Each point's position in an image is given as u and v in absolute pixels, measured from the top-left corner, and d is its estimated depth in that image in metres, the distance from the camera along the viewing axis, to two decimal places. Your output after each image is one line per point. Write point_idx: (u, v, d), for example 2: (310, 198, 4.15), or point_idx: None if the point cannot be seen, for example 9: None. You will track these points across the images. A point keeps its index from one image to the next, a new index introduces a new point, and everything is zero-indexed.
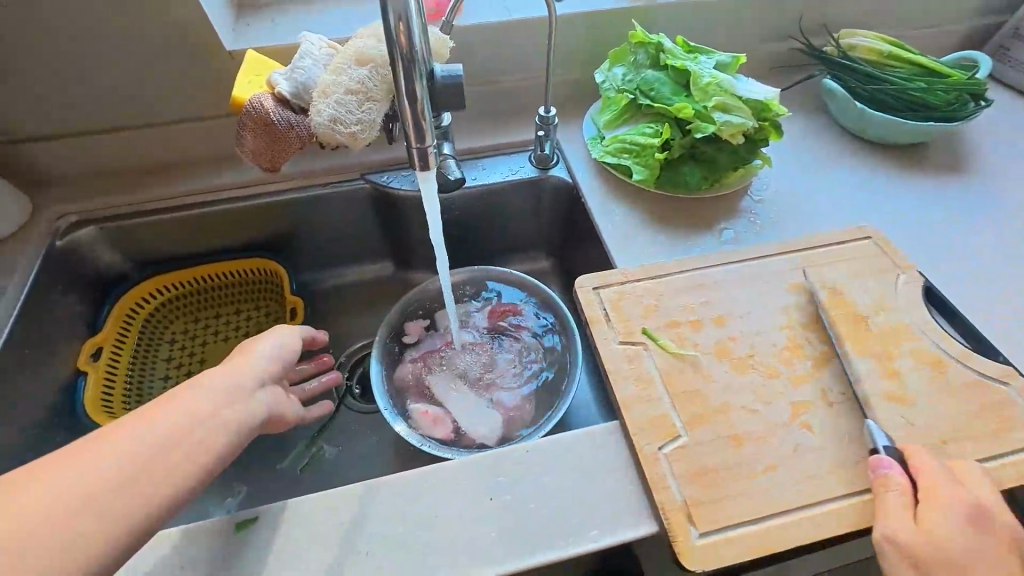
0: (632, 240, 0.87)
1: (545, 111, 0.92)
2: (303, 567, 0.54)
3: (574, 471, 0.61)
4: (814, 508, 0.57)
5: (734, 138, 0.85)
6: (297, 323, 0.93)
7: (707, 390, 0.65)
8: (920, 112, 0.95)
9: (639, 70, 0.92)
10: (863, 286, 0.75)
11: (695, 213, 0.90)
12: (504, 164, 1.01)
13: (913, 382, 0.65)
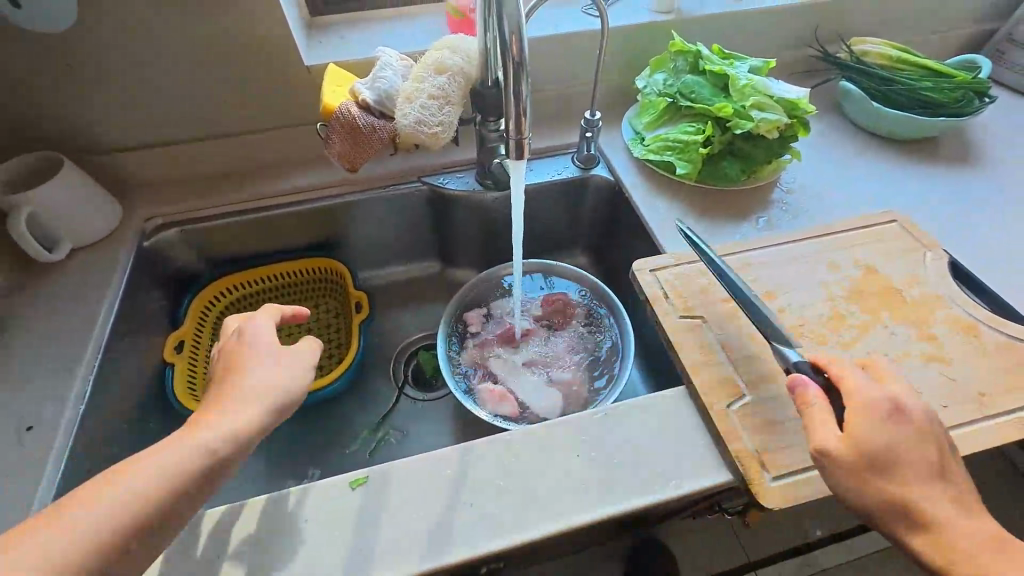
0: (674, 230, 0.92)
1: (590, 115, 1.00)
2: (416, 514, 0.61)
3: (640, 433, 0.66)
4: None
5: (771, 134, 0.89)
6: (361, 315, 1.04)
7: (762, 354, 0.70)
8: (933, 110, 1.03)
9: (676, 74, 0.97)
10: (895, 263, 0.81)
11: (737, 204, 0.95)
12: (549, 165, 1.08)
13: (949, 344, 0.70)
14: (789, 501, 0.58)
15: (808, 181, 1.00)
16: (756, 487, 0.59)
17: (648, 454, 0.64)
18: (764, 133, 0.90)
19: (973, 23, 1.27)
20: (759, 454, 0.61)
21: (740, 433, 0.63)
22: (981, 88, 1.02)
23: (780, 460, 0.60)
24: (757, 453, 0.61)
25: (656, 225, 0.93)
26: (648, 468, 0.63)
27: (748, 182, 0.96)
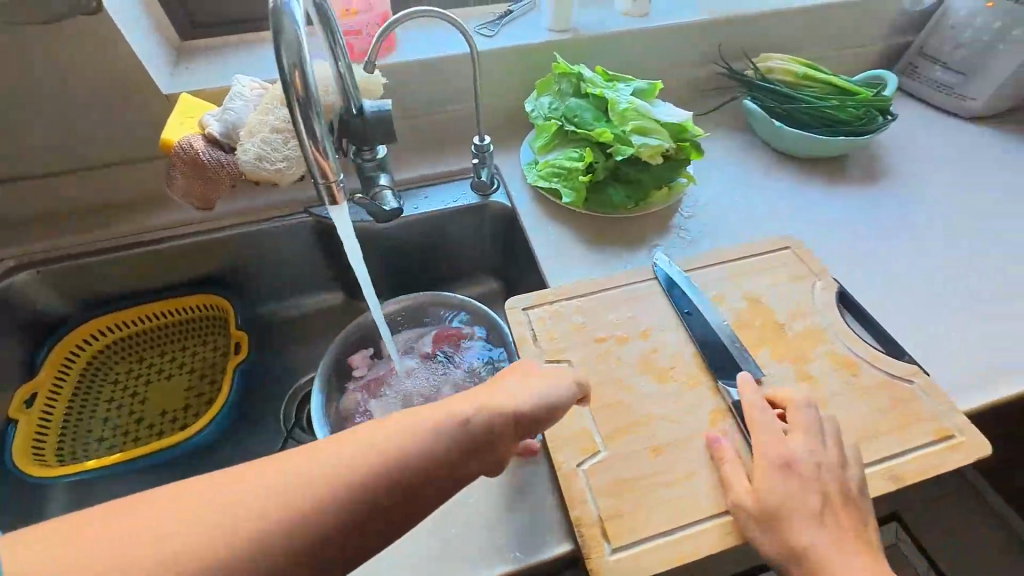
0: (559, 261, 0.87)
1: (479, 140, 0.94)
2: None
3: (473, 502, 0.62)
4: (722, 516, 0.56)
5: (653, 159, 0.86)
6: (240, 356, 0.96)
7: (627, 400, 0.65)
8: (837, 130, 1.00)
9: (561, 98, 0.94)
10: (781, 294, 0.77)
11: (632, 234, 0.91)
12: (444, 193, 1.02)
13: (826, 383, 0.66)
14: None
15: (709, 204, 0.95)
16: (592, 561, 0.53)
17: (492, 521, 0.60)
18: (648, 158, 0.87)
19: (887, 36, 1.25)
20: (602, 521, 0.55)
21: (587, 496, 0.57)
22: (883, 106, 1.00)
23: (624, 527, 0.55)
24: (600, 518, 0.56)
25: (544, 255, 0.87)
26: (490, 536, 0.59)
27: (639, 209, 0.92)
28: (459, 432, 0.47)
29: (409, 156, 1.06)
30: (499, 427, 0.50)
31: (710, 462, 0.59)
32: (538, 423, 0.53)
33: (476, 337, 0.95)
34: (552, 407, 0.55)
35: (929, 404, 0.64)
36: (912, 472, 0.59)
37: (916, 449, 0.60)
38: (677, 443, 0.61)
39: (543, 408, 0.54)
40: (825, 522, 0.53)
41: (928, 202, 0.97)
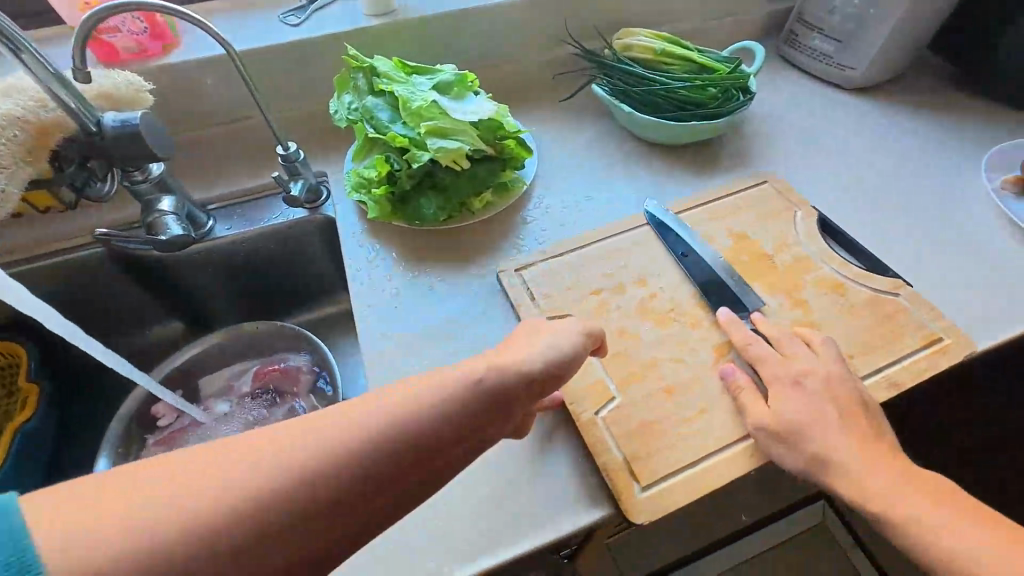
0: (427, 288, 0.75)
1: (283, 146, 0.80)
2: None
3: (476, 493, 0.56)
4: (740, 443, 0.56)
5: (456, 164, 0.75)
6: (21, 417, 0.75)
7: (632, 348, 0.64)
8: (677, 114, 0.87)
9: (360, 95, 0.80)
10: (766, 228, 0.77)
11: (464, 236, 0.81)
12: (254, 215, 0.87)
13: (818, 307, 0.67)
14: (658, 514, 0.52)
15: (552, 205, 0.84)
16: (625, 503, 0.53)
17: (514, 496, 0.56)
18: (450, 162, 0.76)
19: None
20: (628, 463, 0.55)
21: (609, 442, 0.57)
22: (732, 82, 0.87)
23: (650, 466, 0.55)
24: (625, 462, 0.55)
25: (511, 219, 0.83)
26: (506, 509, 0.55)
27: (458, 217, 0.82)
28: (480, 393, 0.46)
29: (219, 167, 0.91)
30: (519, 383, 0.49)
31: (720, 395, 0.59)
32: (551, 382, 0.52)
33: (306, 368, 0.87)
34: (564, 361, 0.53)
35: (915, 314, 0.66)
36: (909, 376, 0.61)
37: (909, 355, 0.62)
38: (686, 383, 0.61)
39: (555, 366, 0.52)
40: (847, 433, 0.53)
41: (890, 115, 0.96)
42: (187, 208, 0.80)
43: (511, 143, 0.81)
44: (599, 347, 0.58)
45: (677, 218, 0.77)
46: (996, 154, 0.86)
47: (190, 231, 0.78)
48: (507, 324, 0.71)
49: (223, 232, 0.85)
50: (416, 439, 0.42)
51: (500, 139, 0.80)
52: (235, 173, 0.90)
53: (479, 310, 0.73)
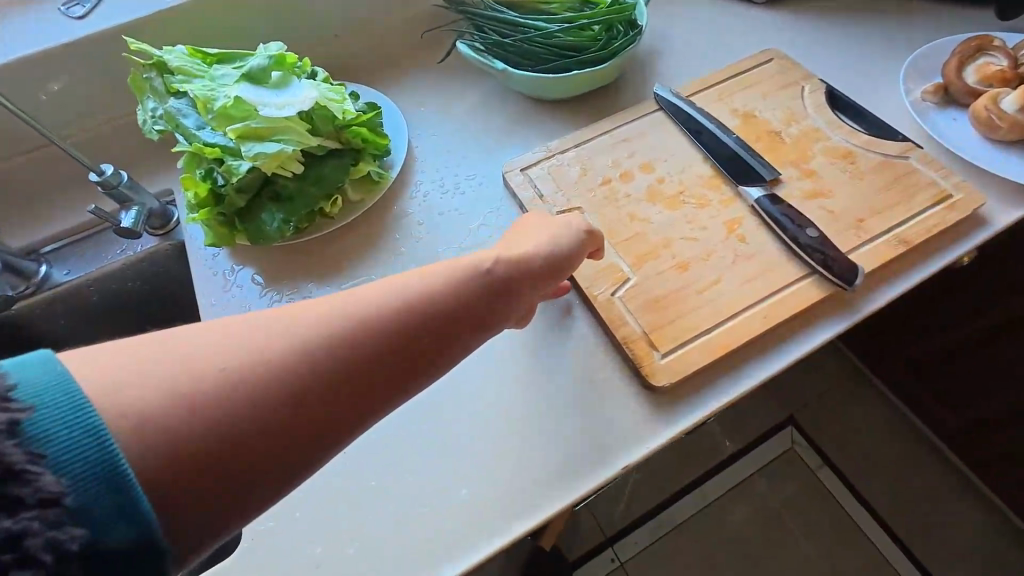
0: (419, 211, 0.77)
1: (98, 173, 0.75)
2: (364, 544, 0.50)
3: (567, 420, 0.55)
4: (762, 302, 0.57)
5: (279, 169, 0.68)
6: None
7: (645, 231, 0.64)
8: (572, 62, 0.78)
9: (161, 98, 0.73)
10: (772, 104, 0.73)
11: (348, 243, 0.75)
12: (99, 253, 0.88)
13: (829, 176, 0.65)
14: (681, 373, 0.54)
15: (429, 193, 0.78)
16: (646, 367, 0.55)
17: (603, 414, 0.55)
18: (279, 169, 0.69)
19: None
20: (646, 334, 0.56)
21: (627, 317, 0.57)
22: (618, 18, 0.78)
23: (669, 334, 0.56)
24: (644, 333, 0.56)
25: (495, 137, 0.82)
26: (600, 427, 0.54)
27: (314, 225, 0.75)
28: (493, 278, 0.47)
29: (31, 211, 0.84)
30: (529, 272, 0.50)
31: (732, 264, 0.60)
32: (560, 273, 0.53)
33: None
34: (570, 251, 0.53)
35: (925, 174, 0.65)
36: (922, 232, 0.61)
37: (920, 212, 0.62)
38: (700, 257, 0.61)
39: (554, 256, 0.52)
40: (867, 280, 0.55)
41: None
42: (7, 260, 0.79)
43: (359, 134, 0.73)
44: (598, 250, 0.58)
45: (685, 99, 0.75)
46: (923, 56, 0.75)
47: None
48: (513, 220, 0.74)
49: (61, 277, 0.85)
50: (433, 312, 0.42)
51: (342, 129, 0.73)
52: (76, 203, 0.84)
53: (490, 209, 0.75)
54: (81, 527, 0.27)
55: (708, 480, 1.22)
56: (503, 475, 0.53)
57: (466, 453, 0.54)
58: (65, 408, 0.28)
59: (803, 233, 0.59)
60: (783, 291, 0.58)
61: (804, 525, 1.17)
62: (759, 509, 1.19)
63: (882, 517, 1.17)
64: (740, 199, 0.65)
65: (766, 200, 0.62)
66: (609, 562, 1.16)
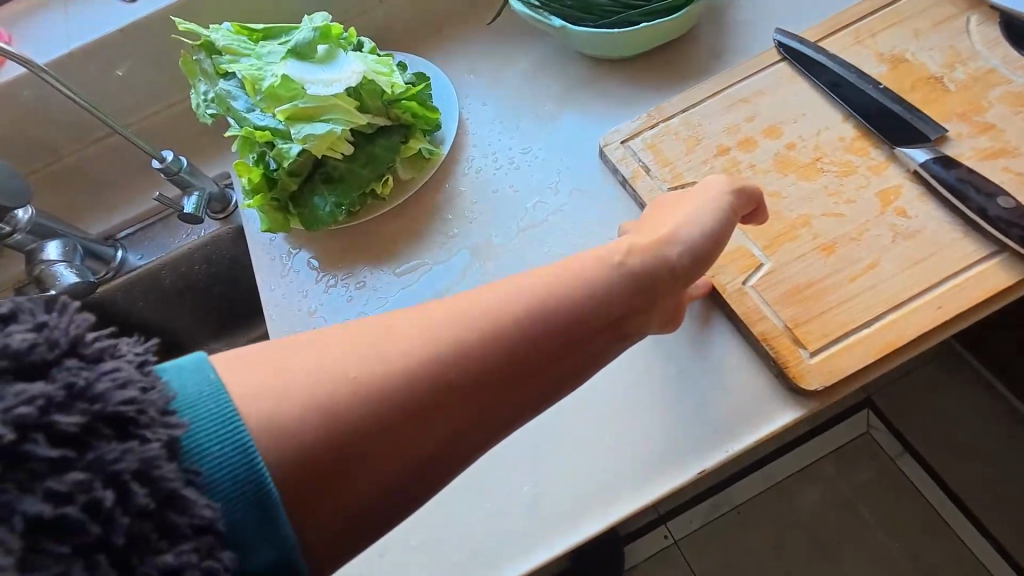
0: (472, 186, 0.71)
1: (160, 160, 0.76)
2: (471, 519, 0.51)
3: (679, 410, 0.52)
4: (932, 291, 0.49)
5: (330, 152, 0.65)
6: None
7: (778, 206, 0.56)
8: (640, 14, 0.68)
9: (212, 81, 0.71)
10: (930, 43, 0.61)
11: (407, 221, 0.71)
12: (166, 238, 0.89)
13: (1011, 130, 0.54)
14: (833, 376, 0.48)
15: (483, 167, 0.72)
16: (792, 368, 0.49)
17: (720, 408, 0.51)
18: (330, 150, 0.66)
19: None
20: (789, 329, 0.50)
21: (765, 309, 0.52)
22: None
23: (819, 330, 0.50)
24: (787, 327, 0.51)
25: (552, 103, 0.74)
26: (715, 420, 0.51)
27: (366, 208, 0.71)
28: (629, 269, 0.42)
29: (105, 198, 0.88)
30: (669, 265, 0.44)
31: (892, 245, 0.52)
32: (705, 260, 0.46)
33: None
34: (720, 232, 0.47)
35: None
36: None
37: None
38: (849, 236, 0.53)
39: (703, 242, 0.46)
40: None
41: None
42: (83, 244, 0.81)
43: (412, 111, 0.70)
44: (757, 207, 0.51)
45: (812, 43, 0.64)
46: None
47: (86, 275, 0.80)
48: (603, 181, 0.67)
49: (136, 262, 0.87)
50: (539, 326, 0.37)
51: (390, 104, 0.69)
52: (144, 187, 0.88)
53: (593, 216, 0.65)
54: (229, 549, 0.27)
55: (775, 461, 1.13)
56: (582, 474, 0.51)
57: (546, 442, 0.53)
58: (215, 421, 0.29)
59: (993, 203, 0.50)
60: (960, 273, 0.50)
61: (879, 515, 1.07)
62: (828, 494, 1.10)
63: (976, 515, 1.04)
64: (897, 161, 0.56)
65: (936, 163, 0.53)
66: (661, 538, 1.11)
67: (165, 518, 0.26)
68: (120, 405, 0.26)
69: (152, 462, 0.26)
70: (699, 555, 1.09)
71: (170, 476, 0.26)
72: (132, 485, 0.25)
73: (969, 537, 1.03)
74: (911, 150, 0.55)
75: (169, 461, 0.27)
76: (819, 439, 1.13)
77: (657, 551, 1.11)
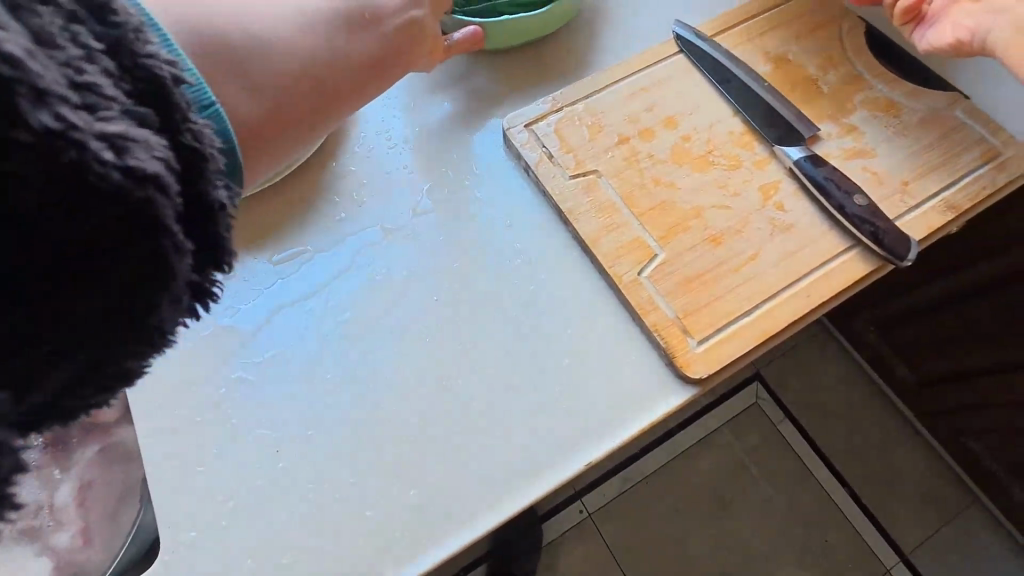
0: (363, 165, 0.63)
1: None
2: (357, 524, 0.48)
3: (573, 401, 0.51)
4: (803, 280, 0.53)
5: None
6: None
7: (674, 197, 0.57)
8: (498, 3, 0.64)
9: None
10: (809, 46, 0.65)
11: (286, 199, 0.61)
12: None
13: (871, 133, 0.60)
14: (717, 363, 0.50)
15: (373, 146, 0.64)
16: (680, 358, 0.51)
17: (610, 394, 0.52)
18: None
19: None
20: (679, 319, 0.52)
21: (658, 300, 0.53)
22: None
23: (705, 319, 0.52)
24: (678, 318, 0.52)
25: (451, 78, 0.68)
26: (604, 403, 0.51)
27: None
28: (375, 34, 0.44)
29: None
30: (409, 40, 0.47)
31: (772, 236, 0.55)
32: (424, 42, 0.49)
33: None
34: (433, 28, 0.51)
35: (969, 129, 0.60)
36: (966, 198, 0.57)
37: (963, 177, 0.58)
38: (734, 229, 0.55)
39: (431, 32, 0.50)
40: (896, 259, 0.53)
41: None
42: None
43: None
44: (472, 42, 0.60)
45: (707, 37, 0.65)
46: None
47: None
48: (509, 164, 0.63)
49: None
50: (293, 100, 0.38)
51: None
52: None
53: (502, 204, 0.60)
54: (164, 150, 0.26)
55: (676, 434, 1.21)
56: (463, 476, 0.49)
57: (425, 449, 0.50)
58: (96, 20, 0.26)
59: (850, 200, 0.54)
60: (825, 264, 0.54)
61: (763, 472, 1.19)
62: (719, 461, 1.20)
63: (834, 470, 1.19)
64: (776, 158, 0.59)
65: (808, 161, 0.57)
66: (575, 513, 1.16)
67: (107, 126, 0.24)
68: (61, 21, 0.24)
69: (171, 82, 0.27)
70: (608, 526, 1.15)
71: (119, 99, 0.25)
72: (58, 87, 0.23)
73: (831, 489, 1.18)
74: (786, 146, 0.58)
75: (95, 68, 0.25)
76: (713, 412, 1.23)
77: (571, 527, 1.15)
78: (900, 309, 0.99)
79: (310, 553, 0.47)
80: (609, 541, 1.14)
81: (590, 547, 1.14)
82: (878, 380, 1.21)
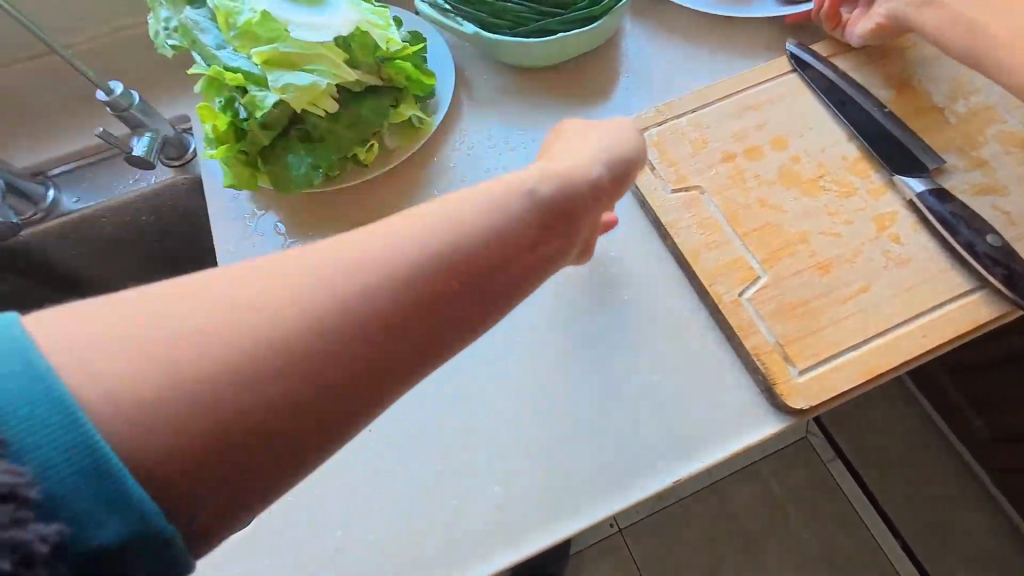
0: (463, 163, 0.65)
1: (107, 93, 0.68)
2: (432, 512, 0.49)
3: (659, 417, 0.51)
4: (918, 319, 0.50)
5: (313, 107, 0.58)
6: None
7: (780, 220, 0.56)
8: (559, 22, 0.65)
9: (177, 8, 0.62)
10: (937, 73, 0.62)
11: (390, 193, 0.65)
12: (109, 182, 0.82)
13: (1005, 169, 0.56)
14: (818, 397, 0.48)
15: (475, 146, 0.66)
16: (780, 385, 0.49)
17: (695, 416, 0.51)
18: (311, 106, 0.59)
19: None
20: (781, 345, 0.50)
21: (759, 324, 0.52)
22: None
23: (809, 349, 0.50)
24: (778, 344, 0.51)
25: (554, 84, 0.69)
26: (688, 425, 0.50)
27: (347, 174, 0.64)
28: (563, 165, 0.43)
29: (44, 126, 0.80)
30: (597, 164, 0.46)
31: (884, 269, 0.52)
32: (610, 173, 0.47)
33: None
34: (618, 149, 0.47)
35: None
36: None
37: None
38: (844, 258, 0.53)
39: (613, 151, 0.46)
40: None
41: None
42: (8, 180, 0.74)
43: (409, 73, 0.62)
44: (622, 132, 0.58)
45: (823, 58, 0.63)
46: None
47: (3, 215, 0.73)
48: None
49: (70, 205, 0.80)
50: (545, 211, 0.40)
51: (384, 63, 0.62)
52: (88, 121, 0.80)
53: None
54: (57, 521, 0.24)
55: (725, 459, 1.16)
56: (539, 480, 0.50)
57: (504, 447, 0.51)
58: (33, 389, 0.24)
59: (981, 239, 0.51)
60: (944, 305, 0.51)
61: (815, 515, 1.13)
62: (770, 496, 1.14)
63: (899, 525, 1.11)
64: (894, 188, 0.56)
65: (932, 195, 0.54)
66: (609, 528, 1.13)
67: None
68: None
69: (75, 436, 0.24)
70: (641, 544, 1.13)
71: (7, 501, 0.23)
72: None
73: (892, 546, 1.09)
74: (906, 176, 0.55)
75: None
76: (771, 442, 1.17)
77: (604, 538, 1.13)
78: (992, 357, 0.92)
79: (382, 534, 0.49)
80: (639, 557, 1.12)
81: (622, 562, 1.12)
82: (952, 435, 1.11)
